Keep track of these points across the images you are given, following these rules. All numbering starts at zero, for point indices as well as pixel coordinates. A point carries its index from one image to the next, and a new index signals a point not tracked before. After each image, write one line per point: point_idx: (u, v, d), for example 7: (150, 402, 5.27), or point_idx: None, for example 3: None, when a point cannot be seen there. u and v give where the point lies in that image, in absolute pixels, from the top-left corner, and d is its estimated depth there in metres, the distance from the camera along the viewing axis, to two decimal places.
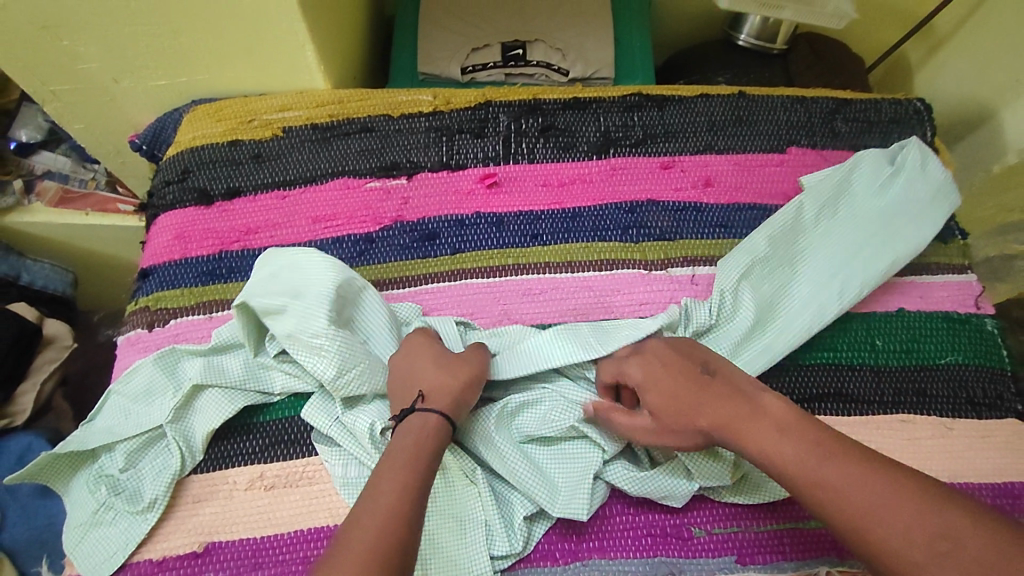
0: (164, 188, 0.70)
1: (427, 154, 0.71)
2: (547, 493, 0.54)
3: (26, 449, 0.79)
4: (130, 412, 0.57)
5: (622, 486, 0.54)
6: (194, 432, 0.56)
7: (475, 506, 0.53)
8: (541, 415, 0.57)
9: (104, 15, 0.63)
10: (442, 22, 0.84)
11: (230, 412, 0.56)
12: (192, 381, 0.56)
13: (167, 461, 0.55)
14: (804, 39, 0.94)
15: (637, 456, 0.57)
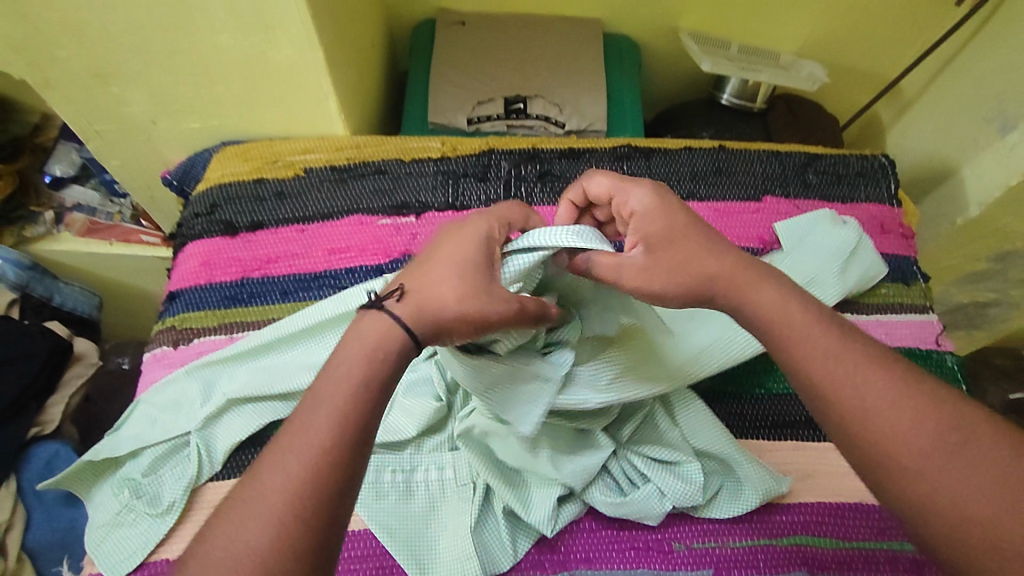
0: (193, 220, 0.77)
1: (435, 195, 0.78)
2: (521, 504, 0.58)
3: (53, 456, 0.83)
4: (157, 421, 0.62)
5: (600, 508, 0.58)
6: (215, 442, 0.61)
7: (461, 517, 0.58)
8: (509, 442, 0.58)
9: (151, 65, 0.71)
10: (451, 78, 0.93)
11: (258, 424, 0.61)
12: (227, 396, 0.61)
13: (186, 469, 0.60)
14: (781, 100, 1.03)
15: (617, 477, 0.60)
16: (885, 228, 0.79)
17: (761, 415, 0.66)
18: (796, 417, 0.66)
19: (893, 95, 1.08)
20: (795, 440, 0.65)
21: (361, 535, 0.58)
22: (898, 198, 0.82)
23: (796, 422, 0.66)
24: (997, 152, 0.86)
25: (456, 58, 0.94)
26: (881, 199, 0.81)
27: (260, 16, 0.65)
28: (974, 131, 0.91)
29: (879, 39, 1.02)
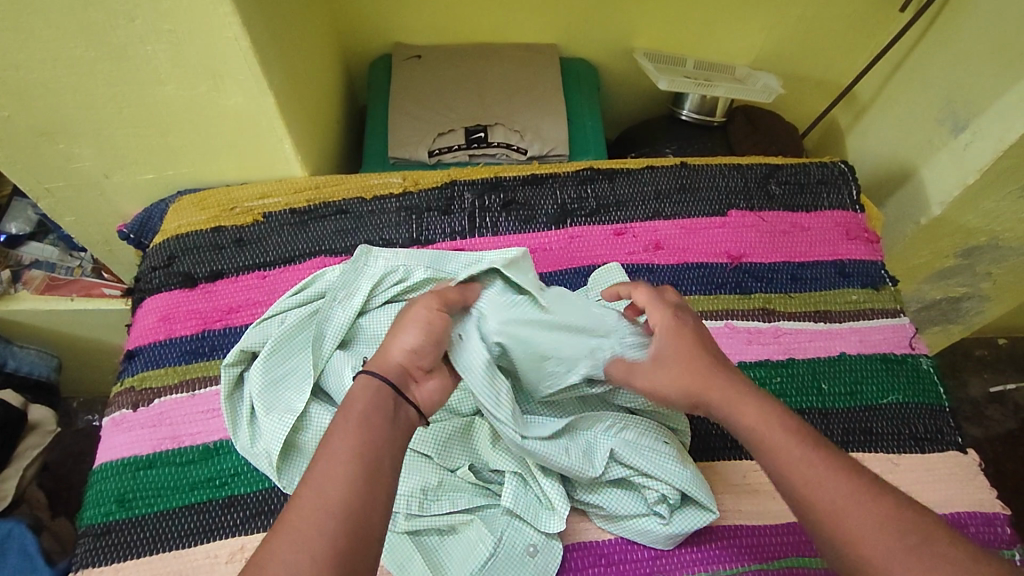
0: (150, 273, 0.74)
1: (398, 232, 0.77)
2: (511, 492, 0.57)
3: (6, 535, 0.78)
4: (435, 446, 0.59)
5: (557, 502, 0.57)
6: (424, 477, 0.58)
7: (480, 527, 0.56)
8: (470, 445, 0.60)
9: (97, 120, 0.70)
10: (410, 111, 0.92)
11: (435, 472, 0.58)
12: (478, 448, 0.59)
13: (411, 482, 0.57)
14: (741, 112, 1.04)
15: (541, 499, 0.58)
16: (850, 234, 0.79)
17: None
18: None
19: (850, 100, 1.10)
20: None
21: None
22: (861, 203, 0.82)
23: None
24: (953, 150, 0.86)
25: (414, 92, 0.94)
26: (844, 205, 0.82)
27: (205, 64, 0.64)
28: (928, 133, 0.92)
29: (829, 47, 1.04)
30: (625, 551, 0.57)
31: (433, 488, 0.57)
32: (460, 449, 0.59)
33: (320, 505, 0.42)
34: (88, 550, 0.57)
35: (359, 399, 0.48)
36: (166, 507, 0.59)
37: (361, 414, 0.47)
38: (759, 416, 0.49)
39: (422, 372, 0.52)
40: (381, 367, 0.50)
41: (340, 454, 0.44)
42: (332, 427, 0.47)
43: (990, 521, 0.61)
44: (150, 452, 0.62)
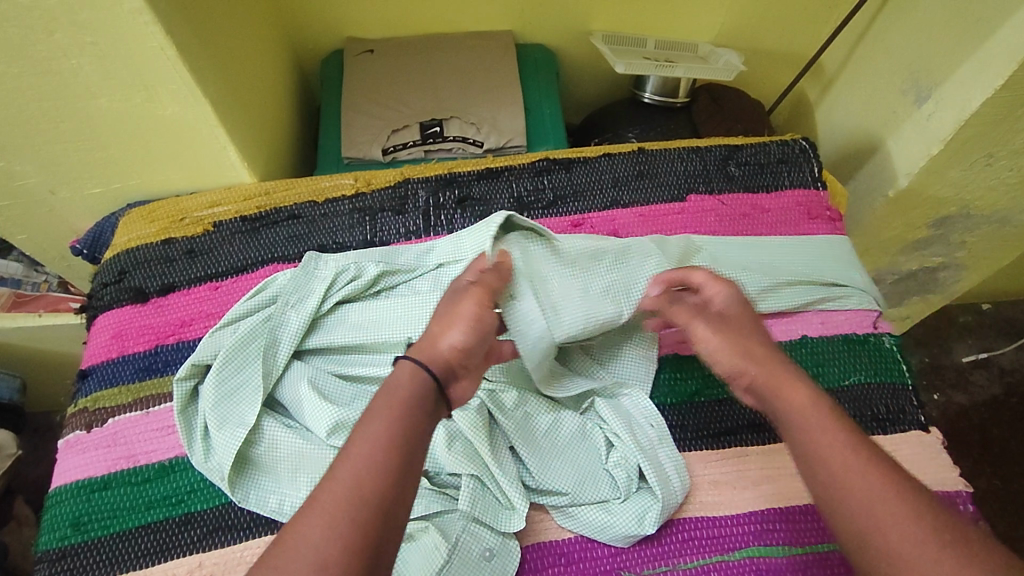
0: (102, 290, 0.73)
1: (352, 234, 0.76)
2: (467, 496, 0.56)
3: None
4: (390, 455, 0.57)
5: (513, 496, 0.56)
6: None
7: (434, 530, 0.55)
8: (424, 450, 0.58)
9: (32, 137, 0.68)
10: (363, 108, 0.90)
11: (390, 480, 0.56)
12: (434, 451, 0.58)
13: None
14: (704, 91, 1.02)
15: (498, 497, 0.57)
16: (812, 213, 0.78)
17: (704, 425, 0.64)
18: (738, 422, 0.64)
19: (816, 73, 1.08)
20: (741, 447, 0.63)
21: None
22: (823, 180, 0.81)
23: (739, 427, 0.64)
24: (917, 121, 0.85)
25: (367, 88, 0.91)
26: (806, 183, 0.80)
27: (136, 76, 0.62)
28: (892, 104, 0.90)
29: (792, 20, 1.01)
30: (585, 549, 0.57)
31: None
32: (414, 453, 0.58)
33: (356, 474, 0.44)
34: (44, 575, 0.57)
35: (395, 383, 0.50)
36: (123, 527, 0.59)
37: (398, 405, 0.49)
38: (811, 399, 0.52)
39: (465, 369, 0.54)
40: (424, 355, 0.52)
41: (377, 441, 0.46)
42: (372, 410, 0.48)
43: (954, 500, 0.61)
44: (106, 472, 0.62)
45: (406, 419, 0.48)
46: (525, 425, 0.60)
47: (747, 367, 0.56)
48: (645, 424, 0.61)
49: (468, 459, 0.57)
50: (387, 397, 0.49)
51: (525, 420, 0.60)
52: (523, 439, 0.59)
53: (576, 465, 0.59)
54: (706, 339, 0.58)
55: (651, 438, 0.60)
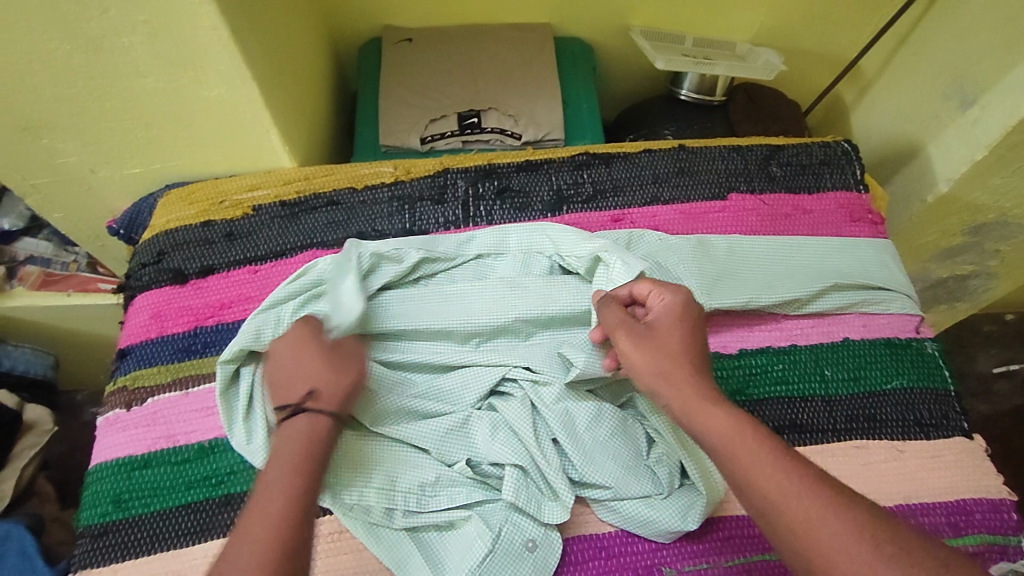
0: (140, 270, 0.73)
1: (391, 222, 0.75)
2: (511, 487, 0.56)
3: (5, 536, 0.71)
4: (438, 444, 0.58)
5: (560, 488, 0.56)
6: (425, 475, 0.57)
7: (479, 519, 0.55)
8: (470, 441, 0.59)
9: (76, 114, 0.68)
10: (401, 97, 0.89)
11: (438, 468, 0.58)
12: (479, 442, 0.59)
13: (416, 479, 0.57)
14: (742, 90, 1.02)
15: (540, 488, 0.57)
16: (854, 216, 0.78)
17: None
18: (780, 422, 0.64)
19: (854, 75, 1.07)
20: None
21: None
22: (865, 182, 0.80)
23: (781, 427, 0.64)
24: (960, 126, 0.84)
25: (404, 77, 0.91)
26: (848, 185, 0.79)
27: (185, 55, 0.62)
28: (935, 109, 0.89)
29: (832, 21, 1.00)
30: (625, 544, 0.57)
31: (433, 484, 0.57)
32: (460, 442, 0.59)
33: (268, 509, 0.45)
34: (86, 551, 0.57)
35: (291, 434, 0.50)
36: (163, 507, 0.59)
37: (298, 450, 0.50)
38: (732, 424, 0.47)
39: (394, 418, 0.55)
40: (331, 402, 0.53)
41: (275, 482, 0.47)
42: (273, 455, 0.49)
43: (996, 507, 0.61)
44: (145, 451, 0.62)
45: (308, 457, 0.49)
46: (567, 420, 0.59)
47: (665, 390, 0.51)
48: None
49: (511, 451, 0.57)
50: (293, 445, 0.50)
51: (566, 414, 0.59)
52: (568, 433, 0.58)
53: (617, 460, 0.58)
54: (632, 355, 0.54)
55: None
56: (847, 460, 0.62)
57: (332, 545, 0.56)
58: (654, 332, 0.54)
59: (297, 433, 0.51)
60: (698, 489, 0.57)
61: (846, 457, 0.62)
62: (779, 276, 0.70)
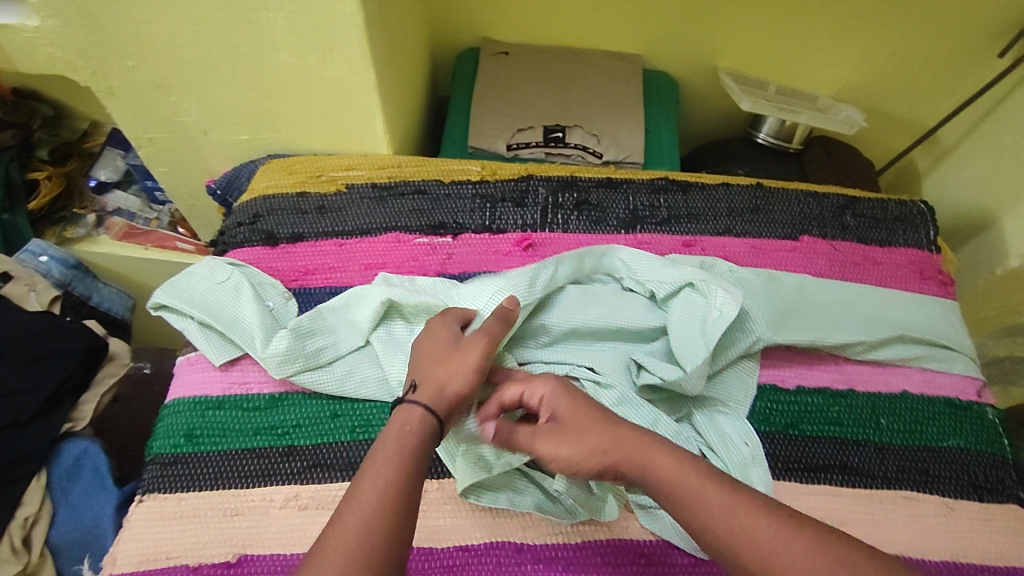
0: (235, 228, 0.78)
1: (472, 217, 0.79)
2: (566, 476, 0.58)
3: (81, 456, 0.74)
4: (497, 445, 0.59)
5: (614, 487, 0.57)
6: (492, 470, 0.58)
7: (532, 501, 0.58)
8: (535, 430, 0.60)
9: (207, 78, 0.74)
10: (494, 104, 0.94)
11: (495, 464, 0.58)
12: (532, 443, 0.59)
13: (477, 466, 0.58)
14: (819, 142, 1.04)
15: (589, 481, 0.59)
16: (924, 274, 0.78)
17: (797, 458, 0.64)
18: (830, 461, 0.64)
19: (931, 143, 1.08)
20: (832, 486, 0.63)
21: None
22: (938, 244, 0.81)
23: (831, 466, 0.64)
24: None
25: (498, 87, 0.96)
26: (920, 245, 0.80)
27: (318, 35, 0.67)
28: (1015, 184, 0.90)
29: (918, 88, 1.02)
30: (664, 554, 0.57)
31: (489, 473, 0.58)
32: None
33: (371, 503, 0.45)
34: (155, 476, 0.60)
35: (404, 425, 0.52)
36: (229, 447, 0.62)
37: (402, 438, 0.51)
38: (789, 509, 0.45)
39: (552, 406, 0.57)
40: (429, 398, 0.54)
41: (369, 489, 0.46)
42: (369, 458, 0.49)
43: None
44: (220, 394, 0.65)
45: (408, 454, 0.49)
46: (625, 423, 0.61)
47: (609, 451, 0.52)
48: (743, 447, 0.62)
49: None
50: (393, 438, 0.51)
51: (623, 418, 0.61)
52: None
53: None
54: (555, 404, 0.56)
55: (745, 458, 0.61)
56: (896, 509, 0.62)
57: None
58: (570, 387, 0.58)
59: (405, 432, 0.51)
60: None
61: (895, 506, 0.62)
62: (849, 318, 0.72)
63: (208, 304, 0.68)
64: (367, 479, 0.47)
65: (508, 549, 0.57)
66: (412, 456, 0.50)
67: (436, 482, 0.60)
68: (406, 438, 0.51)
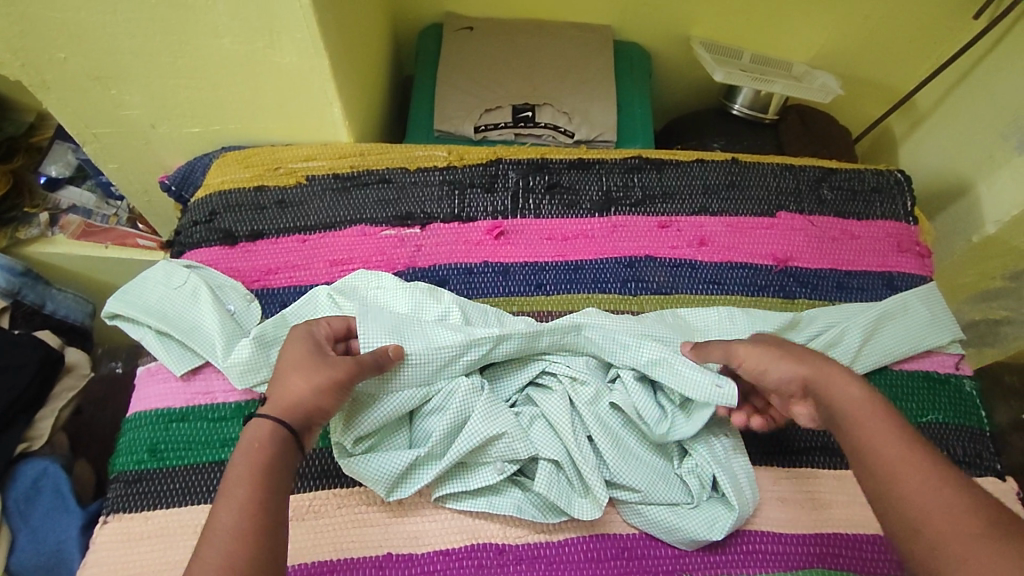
0: (191, 227, 0.74)
1: (440, 206, 0.76)
2: (544, 480, 0.56)
3: (40, 476, 0.72)
4: (470, 461, 0.58)
5: (597, 491, 0.56)
6: (466, 483, 0.57)
7: (511, 504, 0.57)
8: (501, 442, 0.57)
9: (149, 68, 0.69)
10: (459, 84, 0.90)
11: (470, 477, 0.57)
12: (505, 453, 0.57)
13: (455, 480, 0.57)
14: (795, 112, 1.02)
15: (571, 481, 0.58)
16: (901, 246, 0.77)
17: (778, 441, 0.63)
18: (811, 443, 0.64)
19: (906, 108, 1.06)
20: (812, 468, 0.62)
21: (360, 563, 0.55)
22: (915, 215, 0.79)
23: (812, 448, 0.63)
24: (1017, 168, 0.84)
25: (464, 65, 0.92)
26: (897, 216, 0.79)
27: (263, 20, 0.62)
28: (990, 148, 0.89)
29: (894, 52, 1.00)
30: (647, 547, 0.57)
31: (465, 486, 0.57)
32: (498, 449, 0.57)
33: (233, 518, 0.45)
34: (118, 496, 0.58)
35: (253, 440, 0.50)
36: (196, 461, 0.60)
37: (252, 453, 0.49)
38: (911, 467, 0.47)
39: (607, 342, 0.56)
40: (282, 411, 0.51)
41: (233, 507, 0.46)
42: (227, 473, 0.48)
43: None
44: (184, 406, 0.62)
45: (260, 466, 0.48)
46: (603, 420, 0.59)
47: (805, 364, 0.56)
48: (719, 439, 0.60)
49: (545, 446, 0.58)
50: (244, 457, 0.49)
51: (601, 416, 0.59)
52: (604, 432, 0.58)
53: (648, 466, 0.58)
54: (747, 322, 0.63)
55: (727, 449, 0.59)
56: None
57: (360, 516, 0.57)
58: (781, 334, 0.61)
59: (257, 443, 0.49)
60: (730, 502, 0.57)
61: None
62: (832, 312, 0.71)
63: (165, 308, 0.65)
64: (222, 507, 0.46)
65: (489, 550, 0.56)
66: (267, 468, 0.48)
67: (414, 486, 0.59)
68: (257, 453, 0.49)
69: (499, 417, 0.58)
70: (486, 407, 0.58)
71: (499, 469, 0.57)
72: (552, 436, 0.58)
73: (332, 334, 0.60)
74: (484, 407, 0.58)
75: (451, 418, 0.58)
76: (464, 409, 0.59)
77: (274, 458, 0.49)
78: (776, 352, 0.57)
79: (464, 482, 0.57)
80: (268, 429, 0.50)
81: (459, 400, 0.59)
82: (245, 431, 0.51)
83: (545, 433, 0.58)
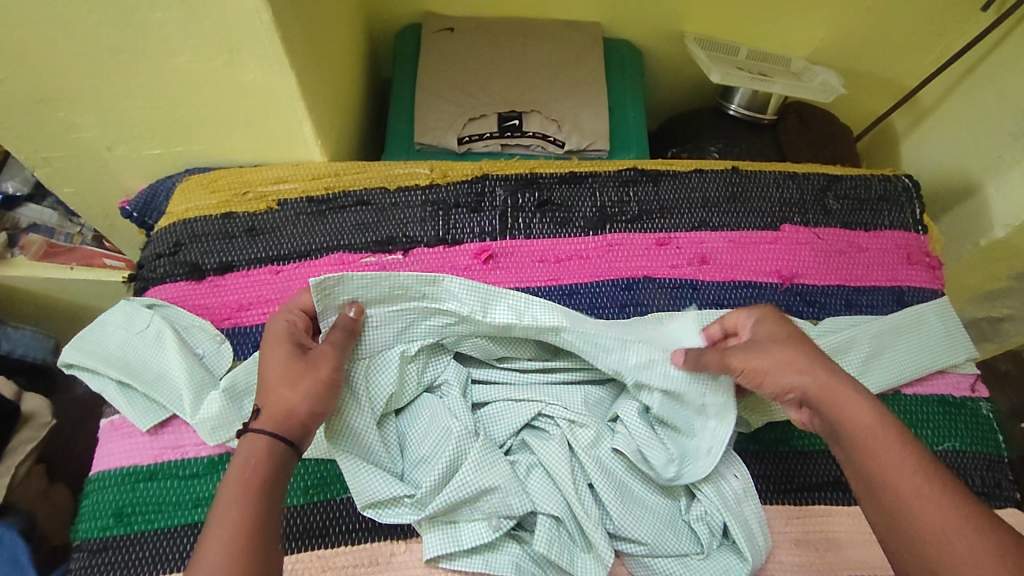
0: (154, 260, 0.68)
1: (423, 228, 0.71)
2: (544, 538, 0.52)
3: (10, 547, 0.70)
4: (463, 517, 0.54)
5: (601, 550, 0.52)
6: (459, 542, 0.53)
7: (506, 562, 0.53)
8: (497, 497, 0.53)
9: (99, 89, 0.63)
10: (440, 92, 0.84)
11: (463, 535, 0.53)
12: (500, 508, 0.53)
13: (448, 538, 0.53)
14: (794, 110, 0.97)
15: (572, 536, 0.54)
16: (911, 258, 0.73)
17: (790, 477, 0.60)
18: (824, 478, 0.60)
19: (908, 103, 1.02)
20: (825, 505, 0.59)
21: None
22: (924, 223, 0.75)
23: (824, 483, 0.60)
24: None
25: (445, 70, 0.86)
26: (906, 225, 0.75)
27: (222, 36, 0.56)
28: (999, 148, 0.85)
29: (896, 45, 0.95)
30: None
31: (458, 547, 0.53)
32: (493, 505, 0.53)
33: (222, 541, 0.42)
34: (82, 566, 0.53)
35: (252, 456, 0.47)
36: (166, 524, 0.55)
37: (248, 471, 0.46)
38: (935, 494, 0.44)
39: None
40: (274, 423, 0.49)
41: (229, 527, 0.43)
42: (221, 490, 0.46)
43: None
44: (151, 462, 0.57)
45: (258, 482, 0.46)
46: (606, 467, 0.55)
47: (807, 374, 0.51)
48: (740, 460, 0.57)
49: (545, 500, 0.54)
50: (243, 471, 0.46)
51: (603, 461, 0.56)
52: (606, 479, 0.55)
53: (654, 516, 0.55)
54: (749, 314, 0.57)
55: (736, 492, 0.56)
56: None
57: None
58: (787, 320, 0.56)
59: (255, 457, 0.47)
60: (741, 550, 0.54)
61: None
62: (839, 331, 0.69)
63: (127, 355, 0.60)
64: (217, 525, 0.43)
65: None
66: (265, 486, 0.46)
67: (404, 544, 0.55)
68: (255, 470, 0.46)
69: (495, 471, 0.54)
70: (480, 453, 0.55)
71: (495, 526, 0.53)
72: (552, 489, 0.55)
73: (306, 317, 0.58)
74: (478, 455, 0.54)
75: (442, 466, 0.54)
76: (457, 460, 0.55)
77: (272, 478, 0.47)
78: (782, 356, 0.53)
79: (456, 541, 0.53)
80: (266, 445, 0.48)
81: (453, 448, 0.55)
82: (238, 448, 0.48)
83: (544, 486, 0.55)
